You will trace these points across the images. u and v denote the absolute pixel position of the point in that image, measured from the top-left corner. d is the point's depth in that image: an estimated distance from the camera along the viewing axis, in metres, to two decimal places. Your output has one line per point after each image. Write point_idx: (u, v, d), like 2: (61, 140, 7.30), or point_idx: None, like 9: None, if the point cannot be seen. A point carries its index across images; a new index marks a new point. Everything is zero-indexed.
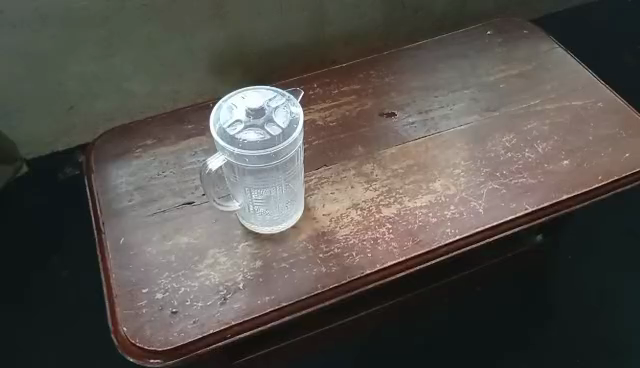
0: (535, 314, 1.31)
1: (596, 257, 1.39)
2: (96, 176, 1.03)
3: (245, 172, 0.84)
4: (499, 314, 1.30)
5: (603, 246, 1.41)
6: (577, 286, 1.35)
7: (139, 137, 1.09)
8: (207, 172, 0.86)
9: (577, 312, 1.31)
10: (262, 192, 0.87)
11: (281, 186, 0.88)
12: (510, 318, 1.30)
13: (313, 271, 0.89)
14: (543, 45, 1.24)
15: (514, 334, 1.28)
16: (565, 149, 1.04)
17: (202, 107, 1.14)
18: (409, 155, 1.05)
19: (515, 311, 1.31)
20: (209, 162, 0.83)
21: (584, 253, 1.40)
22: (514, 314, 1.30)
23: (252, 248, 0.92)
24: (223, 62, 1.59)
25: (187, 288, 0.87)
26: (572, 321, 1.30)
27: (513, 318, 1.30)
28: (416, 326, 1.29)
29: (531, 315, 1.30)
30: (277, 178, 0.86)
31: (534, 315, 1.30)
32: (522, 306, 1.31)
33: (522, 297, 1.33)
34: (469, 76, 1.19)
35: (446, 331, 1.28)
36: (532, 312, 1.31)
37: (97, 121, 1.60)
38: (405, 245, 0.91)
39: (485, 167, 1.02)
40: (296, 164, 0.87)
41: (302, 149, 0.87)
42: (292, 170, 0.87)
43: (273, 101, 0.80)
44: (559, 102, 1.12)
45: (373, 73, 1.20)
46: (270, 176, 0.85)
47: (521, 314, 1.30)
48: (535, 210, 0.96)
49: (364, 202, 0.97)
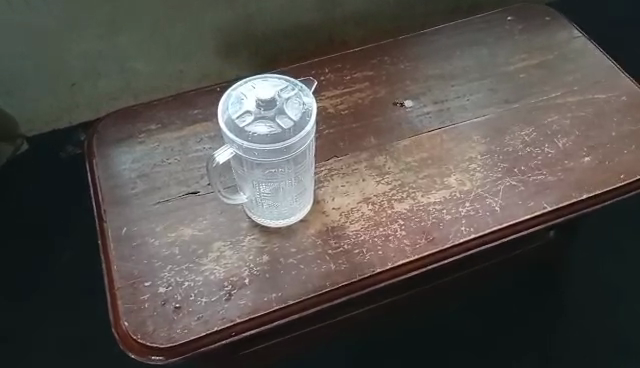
0: (544, 309, 1.28)
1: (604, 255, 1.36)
2: (98, 161, 0.99)
3: (253, 166, 0.81)
4: (509, 309, 1.28)
5: (613, 243, 1.38)
6: (589, 282, 1.32)
7: (143, 121, 1.04)
8: (214, 165, 0.81)
9: (587, 308, 1.29)
10: (270, 185, 0.84)
11: (289, 179, 0.84)
12: (519, 313, 1.28)
13: (321, 268, 0.86)
14: (565, 34, 1.18)
15: (523, 329, 1.26)
16: (586, 145, 1.00)
17: (209, 91, 1.09)
18: (423, 147, 1.00)
19: (525, 305, 1.29)
20: (214, 153, 0.78)
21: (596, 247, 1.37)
22: (524, 309, 1.28)
23: (258, 242, 0.88)
24: (230, 42, 1.54)
25: (191, 283, 0.84)
26: (582, 318, 1.28)
27: (522, 313, 1.28)
28: (424, 317, 1.27)
29: (541, 310, 1.28)
30: (286, 171, 0.82)
31: (543, 310, 1.28)
32: (532, 301, 1.29)
33: (532, 291, 1.30)
34: (487, 66, 1.13)
35: (449, 327, 1.26)
36: (541, 307, 1.29)
37: (100, 100, 1.56)
38: (418, 243, 0.88)
39: (502, 162, 0.98)
40: (307, 157, 0.83)
41: (314, 141, 0.83)
42: (303, 163, 0.83)
43: (285, 92, 0.76)
44: (581, 95, 1.08)
45: (386, 60, 1.15)
46: (279, 169, 0.82)
47: (531, 309, 1.28)
48: (553, 210, 0.92)
49: (375, 196, 0.94)
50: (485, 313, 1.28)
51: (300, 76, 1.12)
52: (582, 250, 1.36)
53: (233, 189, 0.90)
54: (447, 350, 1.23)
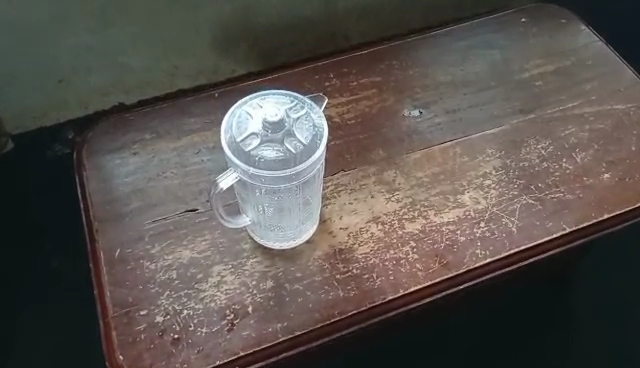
0: (549, 321, 1.19)
1: (613, 259, 1.26)
2: (88, 174, 0.93)
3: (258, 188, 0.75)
4: (511, 317, 1.19)
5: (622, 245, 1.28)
6: (598, 295, 1.22)
7: (136, 130, 0.97)
8: (217, 192, 0.73)
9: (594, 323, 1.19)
10: (276, 208, 0.78)
11: (297, 202, 0.78)
12: (522, 323, 1.19)
13: (329, 295, 0.81)
14: (582, 37, 1.12)
15: (524, 341, 1.17)
16: (605, 160, 0.95)
17: (206, 96, 1.02)
18: (435, 161, 0.95)
19: (528, 315, 1.19)
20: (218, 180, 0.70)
21: (608, 256, 1.27)
22: (527, 319, 1.19)
23: (261, 265, 0.83)
24: (227, 38, 1.46)
25: (190, 311, 0.79)
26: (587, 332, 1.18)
27: (525, 323, 1.19)
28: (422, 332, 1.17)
29: (545, 321, 1.19)
30: (294, 194, 0.77)
31: (547, 322, 1.19)
32: (536, 311, 1.20)
33: (538, 300, 1.21)
34: (501, 71, 1.07)
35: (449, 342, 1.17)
36: (546, 317, 1.19)
37: (89, 98, 1.48)
38: (431, 268, 0.83)
39: (518, 178, 0.93)
40: (315, 177, 0.77)
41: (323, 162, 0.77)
42: (311, 184, 0.77)
43: (293, 111, 0.70)
44: (599, 105, 1.02)
45: (395, 64, 1.08)
46: (285, 192, 0.76)
47: (535, 319, 1.19)
48: (572, 232, 0.87)
49: (385, 215, 0.89)
50: (486, 320, 1.19)
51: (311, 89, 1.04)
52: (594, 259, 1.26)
53: (234, 211, 0.84)
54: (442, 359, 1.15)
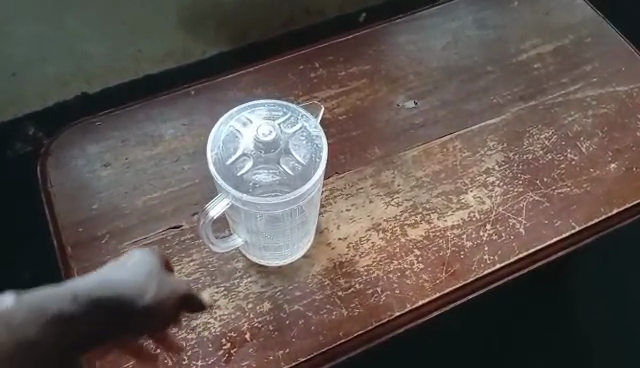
0: (544, 319, 1.11)
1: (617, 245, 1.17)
2: (56, 192, 0.83)
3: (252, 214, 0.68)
4: (506, 313, 1.11)
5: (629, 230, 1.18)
6: (601, 295, 1.13)
7: (105, 138, 0.88)
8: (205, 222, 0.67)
9: (592, 325, 1.11)
10: (271, 231, 0.72)
11: (294, 224, 0.72)
12: (514, 316, 1.11)
13: (332, 315, 0.75)
14: (581, 10, 1.04)
15: (517, 339, 1.10)
16: (611, 149, 0.90)
17: (180, 95, 0.92)
18: (434, 158, 0.89)
19: (522, 309, 1.12)
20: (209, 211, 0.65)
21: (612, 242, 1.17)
22: (520, 313, 1.11)
23: (257, 285, 0.77)
24: (196, 17, 1.34)
25: (183, 342, 0.73)
26: (583, 334, 1.11)
27: (518, 316, 1.11)
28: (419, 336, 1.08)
29: (539, 315, 1.11)
30: (290, 217, 0.70)
31: (542, 315, 1.12)
32: (530, 305, 1.12)
33: (533, 292, 1.13)
34: (499, 53, 1.00)
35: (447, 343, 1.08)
36: (542, 316, 1.12)
37: (47, 91, 1.33)
38: (438, 278, 0.78)
39: (523, 173, 0.88)
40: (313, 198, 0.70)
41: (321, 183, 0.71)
42: (309, 206, 0.71)
43: (287, 127, 0.65)
44: (602, 88, 0.96)
45: (384, 48, 0.99)
46: (282, 215, 0.70)
47: (528, 312, 1.12)
48: (581, 230, 0.83)
49: (385, 221, 0.82)
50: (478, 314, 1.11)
51: (304, 99, 0.93)
52: (601, 254, 1.16)
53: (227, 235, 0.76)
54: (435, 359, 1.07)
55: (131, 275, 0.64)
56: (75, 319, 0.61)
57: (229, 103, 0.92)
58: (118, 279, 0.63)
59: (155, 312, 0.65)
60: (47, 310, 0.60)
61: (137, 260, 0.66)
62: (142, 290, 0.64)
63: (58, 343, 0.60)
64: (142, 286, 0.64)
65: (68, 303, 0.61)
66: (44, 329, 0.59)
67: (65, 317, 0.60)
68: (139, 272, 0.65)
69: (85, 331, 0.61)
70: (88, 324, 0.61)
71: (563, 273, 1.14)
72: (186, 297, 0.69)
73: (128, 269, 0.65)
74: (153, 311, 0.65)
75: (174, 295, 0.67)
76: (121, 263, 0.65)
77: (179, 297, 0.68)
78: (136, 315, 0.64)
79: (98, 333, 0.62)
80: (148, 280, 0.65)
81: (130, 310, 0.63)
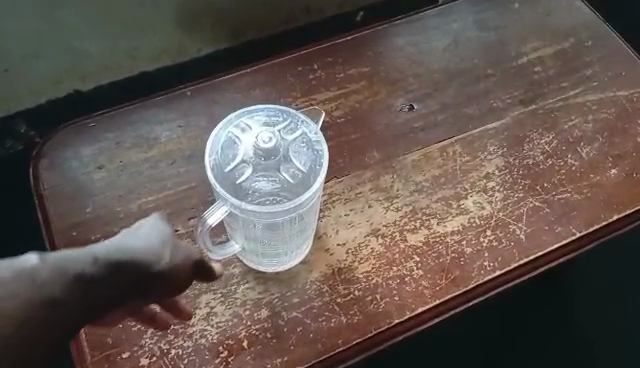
0: (544, 322, 1.10)
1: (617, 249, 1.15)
2: (49, 195, 0.82)
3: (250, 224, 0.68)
4: (505, 317, 1.09)
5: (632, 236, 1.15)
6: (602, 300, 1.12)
7: (100, 140, 0.86)
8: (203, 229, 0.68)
9: (592, 330, 1.09)
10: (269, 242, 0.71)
11: (293, 237, 0.72)
12: (513, 321, 1.09)
13: (330, 322, 0.74)
14: (581, 13, 1.03)
15: (516, 341, 1.08)
16: (611, 154, 0.90)
17: (176, 95, 0.90)
18: (434, 162, 0.88)
19: (520, 314, 1.10)
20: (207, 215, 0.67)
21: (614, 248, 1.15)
22: (519, 318, 1.10)
23: (254, 292, 0.75)
24: (192, 16, 1.30)
25: (179, 350, 0.72)
26: (583, 338, 1.09)
27: (517, 321, 1.09)
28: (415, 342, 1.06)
29: (538, 320, 1.10)
30: (290, 229, 0.70)
31: (541, 320, 1.10)
32: (529, 309, 1.10)
33: (532, 297, 1.11)
34: (499, 56, 0.98)
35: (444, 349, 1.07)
36: (542, 318, 1.10)
37: (39, 89, 1.29)
38: (438, 285, 0.78)
39: (523, 178, 0.87)
40: (313, 210, 0.70)
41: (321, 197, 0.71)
42: (309, 218, 0.71)
43: (287, 134, 0.68)
44: (602, 92, 0.95)
45: (383, 49, 0.98)
46: (281, 228, 0.69)
47: (527, 317, 1.10)
48: (581, 237, 0.83)
49: (385, 226, 0.81)
50: (476, 319, 1.09)
51: (305, 105, 0.92)
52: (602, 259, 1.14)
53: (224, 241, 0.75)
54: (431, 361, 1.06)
55: (147, 238, 0.61)
56: (97, 280, 0.56)
57: (226, 105, 0.90)
58: (135, 243, 0.60)
59: (173, 277, 0.62)
60: (69, 269, 0.55)
61: (150, 227, 0.63)
62: (161, 254, 0.61)
63: (80, 302, 0.55)
64: (159, 250, 0.61)
65: (89, 263, 0.56)
66: (65, 289, 0.54)
67: (85, 279, 0.56)
68: (154, 237, 0.62)
69: (105, 295, 0.57)
70: (107, 287, 0.57)
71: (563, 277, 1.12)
72: (200, 265, 0.65)
73: (143, 235, 0.61)
74: (171, 277, 0.62)
75: (189, 260, 0.63)
76: (135, 230, 0.62)
77: (195, 264, 0.64)
78: (154, 279, 0.60)
79: (115, 298, 0.58)
80: (162, 245, 0.61)
81: (149, 274, 0.60)
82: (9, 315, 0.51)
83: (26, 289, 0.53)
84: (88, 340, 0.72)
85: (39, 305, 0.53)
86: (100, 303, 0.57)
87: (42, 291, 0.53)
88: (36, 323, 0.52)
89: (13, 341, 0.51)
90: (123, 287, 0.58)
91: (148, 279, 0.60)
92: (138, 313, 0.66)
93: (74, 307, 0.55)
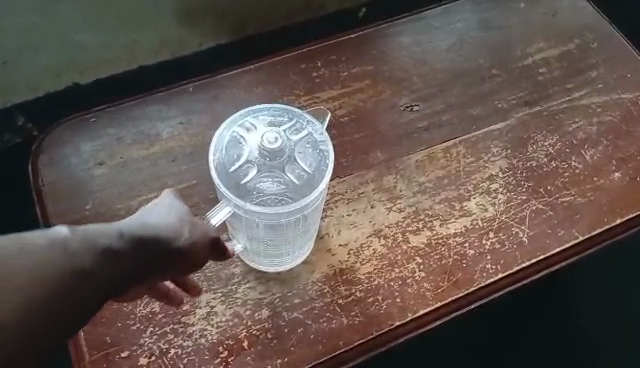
0: (547, 323, 1.08)
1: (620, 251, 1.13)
2: (48, 191, 0.81)
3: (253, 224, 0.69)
4: (506, 318, 1.08)
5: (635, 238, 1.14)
6: (606, 302, 1.10)
7: (100, 135, 0.85)
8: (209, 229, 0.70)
9: (593, 332, 1.08)
10: (271, 242, 0.72)
11: (297, 235, 0.72)
12: (513, 322, 1.08)
13: (331, 323, 0.74)
14: (587, 14, 1.03)
15: (519, 341, 1.07)
16: (615, 157, 0.89)
17: (178, 92, 0.89)
18: (438, 163, 0.87)
19: (521, 315, 1.08)
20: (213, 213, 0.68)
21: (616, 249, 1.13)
22: (520, 319, 1.08)
23: (255, 292, 0.75)
24: (191, 10, 1.29)
25: (178, 350, 0.71)
26: (583, 340, 1.07)
27: (517, 322, 1.08)
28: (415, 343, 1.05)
29: (539, 321, 1.08)
30: (293, 230, 0.70)
31: (542, 322, 1.08)
32: (530, 311, 1.09)
33: (534, 299, 1.09)
34: (504, 56, 0.98)
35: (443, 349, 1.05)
36: (544, 320, 1.08)
37: (38, 81, 1.27)
38: (440, 287, 0.77)
39: (526, 181, 0.86)
40: (317, 210, 0.71)
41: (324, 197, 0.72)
42: (313, 218, 0.72)
43: (293, 134, 0.69)
44: (607, 94, 0.95)
45: (388, 48, 0.97)
46: (285, 229, 0.70)
47: (528, 318, 1.08)
48: (584, 240, 0.82)
49: (387, 227, 0.81)
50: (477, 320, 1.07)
51: (310, 105, 0.91)
52: (609, 260, 1.12)
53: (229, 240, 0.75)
54: (432, 361, 1.05)
55: (166, 216, 0.60)
56: (123, 253, 0.53)
57: (229, 102, 0.89)
58: (155, 220, 0.59)
59: (192, 253, 0.61)
60: (97, 241, 0.51)
61: (165, 207, 0.62)
62: (181, 231, 0.60)
63: (108, 275, 0.51)
64: (180, 227, 0.60)
65: (115, 236, 0.53)
66: (95, 260, 0.50)
67: (111, 252, 0.52)
68: (172, 215, 0.61)
69: (129, 270, 0.53)
70: (133, 261, 0.54)
71: (568, 277, 1.11)
72: (215, 243, 0.64)
73: (160, 215, 0.60)
74: (191, 254, 0.61)
75: (207, 237, 0.63)
76: (152, 207, 0.62)
77: (212, 241, 0.64)
78: (174, 255, 0.59)
79: (137, 275, 0.55)
80: (181, 223, 0.60)
81: (171, 250, 0.58)
82: (33, 294, 0.45)
83: (56, 257, 0.48)
84: (87, 339, 0.71)
85: (70, 275, 0.48)
86: (125, 278, 0.53)
87: (71, 261, 0.49)
88: (64, 295, 0.47)
89: (38, 315, 0.45)
90: (147, 262, 0.55)
91: (170, 255, 0.59)
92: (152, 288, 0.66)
93: (100, 281, 0.50)
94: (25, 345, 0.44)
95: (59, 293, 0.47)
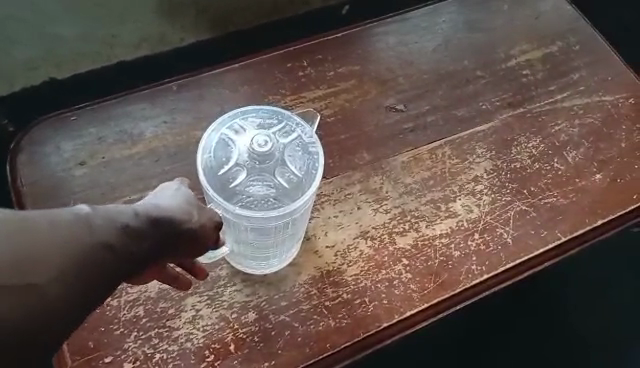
0: (535, 321, 1.10)
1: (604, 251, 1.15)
2: (27, 191, 0.78)
3: (243, 227, 0.69)
4: (494, 316, 1.09)
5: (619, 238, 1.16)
6: (590, 300, 1.12)
7: (80, 134, 0.83)
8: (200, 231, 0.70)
9: (578, 329, 1.09)
10: (260, 245, 0.72)
11: (286, 239, 0.73)
12: (501, 320, 1.09)
13: (319, 326, 0.74)
14: (569, 17, 1.04)
15: (510, 341, 1.08)
16: (596, 159, 0.91)
17: (162, 90, 0.88)
18: (424, 165, 0.87)
19: (509, 313, 1.10)
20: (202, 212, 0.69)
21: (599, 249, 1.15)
22: (507, 317, 1.10)
23: (241, 295, 0.74)
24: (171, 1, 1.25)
25: (163, 354, 0.70)
26: (569, 337, 1.09)
27: (505, 320, 1.10)
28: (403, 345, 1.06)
29: (525, 319, 1.10)
30: (283, 233, 0.71)
31: (528, 319, 1.10)
32: (518, 309, 1.10)
33: (521, 297, 1.11)
34: (488, 57, 0.98)
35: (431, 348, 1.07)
36: (529, 318, 1.10)
37: (13, 73, 1.21)
38: (426, 289, 0.77)
39: (510, 182, 0.87)
40: (307, 213, 0.72)
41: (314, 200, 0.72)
42: (302, 221, 0.72)
43: (283, 136, 0.70)
44: (588, 97, 0.96)
45: (374, 48, 0.97)
46: (275, 232, 0.70)
47: (515, 317, 1.10)
48: (568, 240, 0.84)
49: (374, 228, 0.81)
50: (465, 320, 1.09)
51: (296, 105, 0.90)
52: (592, 260, 1.14)
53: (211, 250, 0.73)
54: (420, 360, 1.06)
55: (174, 200, 0.59)
56: (141, 233, 0.52)
57: (213, 101, 0.88)
58: (164, 202, 0.57)
59: (202, 236, 0.59)
60: (117, 219, 0.50)
61: (174, 191, 0.61)
62: (193, 212, 0.59)
63: (131, 251, 0.51)
64: (190, 209, 0.58)
65: (132, 216, 0.52)
66: (118, 237, 0.50)
67: (131, 231, 0.51)
68: (182, 197, 0.60)
69: (147, 248, 0.53)
70: (151, 241, 0.53)
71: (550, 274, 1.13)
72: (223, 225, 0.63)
73: (170, 198, 0.59)
74: (201, 236, 0.59)
75: (215, 221, 0.61)
76: (159, 193, 0.61)
77: (218, 226, 0.62)
78: (188, 237, 0.58)
79: (155, 254, 0.54)
80: (192, 204, 0.59)
81: (185, 231, 0.57)
82: (69, 263, 0.46)
83: (79, 233, 0.47)
84: (70, 345, 0.70)
85: (98, 248, 0.48)
86: (145, 257, 0.53)
87: (98, 236, 0.48)
88: (94, 267, 0.47)
89: (71, 284, 0.46)
90: (163, 242, 0.55)
91: (183, 235, 0.57)
92: (160, 273, 0.64)
93: (123, 258, 0.50)
94: (46, 320, 0.44)
95: (81, 269, 0.46)
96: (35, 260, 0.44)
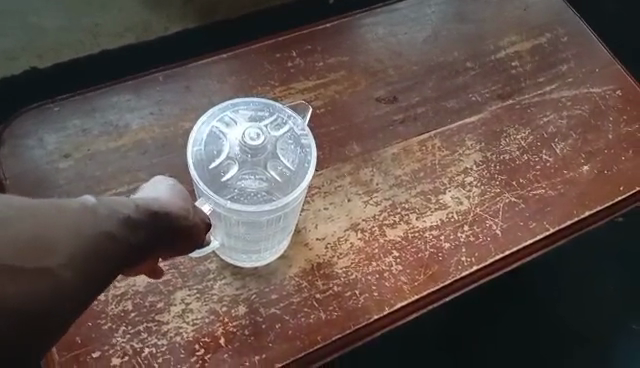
0: (521, 311, 1.11)
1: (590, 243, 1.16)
2: (10, 185, 0.77)
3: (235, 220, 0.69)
4: (480, 306, 1.11)
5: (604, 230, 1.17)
6: (576, 291, 1.13)
7: (64, 126, 0.81)
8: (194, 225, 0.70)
9: (562, 320, 1.10)
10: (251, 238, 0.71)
11: (278, 232, 0.72)
12: (488, 310, 1.11)
13: (309, 319, 0.73)
14: (558, 8, 1.04)
15: (497, 331, 1.09)
16: (584, 151, 0.91)
17: (148, 80, 0.86)
18: (414, 157, 0.87)
19: (495, 303, 1.12)
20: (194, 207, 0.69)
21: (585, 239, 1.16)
22: (493, 307, 1.12)
23: (231, 288, 0.74)
24: None
25: (153, 349, 0.69)
26: (554, 327, 1.10)
27: (491, 310, 1.11)
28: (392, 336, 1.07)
29: (511, 309, 1.11)
30: (276, 226, 0.70)
31: (514, 310, 1.12)
32: (503, 299, 1.12)
33: (506, 287, 1.13)
34: (477, 49, 0.98)
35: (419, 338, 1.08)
36: (516, 307, 1.12)
37: None
38: (417, 281, 0.78)
39: (499, 174, 0.87)
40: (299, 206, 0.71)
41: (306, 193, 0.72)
42: (294, 214, 0.72)
43: (275, 129, 0.70)
44: (576, 88, 0.97)
45: (363, 39, 0.96)
46: (267, 225, 0.70)
47: (501, 306, 1.12)
48: (555, 232, 0.84)
49: (365, 221, 0.81)
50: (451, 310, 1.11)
51: (285, 97, 0.89)
52: (577, 250, 1.16)
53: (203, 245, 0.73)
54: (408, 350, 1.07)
55: (171, 195, 0.58)
56: (139, 225, 0.51)
57: (201, 92, 0.86)
58: (161, 197, 0.57)
59: (197, 231, 0.58)
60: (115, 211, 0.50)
61: (169, 188, 0.60)
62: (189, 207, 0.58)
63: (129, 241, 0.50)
64: (185, 205, 0.57)
65: (131, 209, 0.51)
66: (117, 228, 0.49)
67: (129, 223, 0.50)
68: (178, 193, 0.59)
69: (144, 241, 0.51)
70: (147, 234, 0.52)
71: (535, 264, 1.15)
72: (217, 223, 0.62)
73: (166, 194, 0.58)
74: (196, 231, 0.58)
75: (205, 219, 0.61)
76: (153, 189, 0.60)
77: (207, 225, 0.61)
78: (186, 230, 0.56)
79: (151, 247, 0.52)
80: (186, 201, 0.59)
81: (182, 224, 0.56)
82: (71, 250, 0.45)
83: (81, 222, 0.47)
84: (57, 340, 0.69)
85: (98, 238, 0.47)
86: (141, 249, 0.51)
87: (98, 226, 0.48)
88: (94, 256, 0.46)
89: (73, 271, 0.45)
90: (161, 235, 0.53)
91: (182, 230, 0.56)
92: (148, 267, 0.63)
93: (123, 249, 0.49)
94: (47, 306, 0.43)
95: (82, 258, 0.46)
96: (41, 244, 0.43)
